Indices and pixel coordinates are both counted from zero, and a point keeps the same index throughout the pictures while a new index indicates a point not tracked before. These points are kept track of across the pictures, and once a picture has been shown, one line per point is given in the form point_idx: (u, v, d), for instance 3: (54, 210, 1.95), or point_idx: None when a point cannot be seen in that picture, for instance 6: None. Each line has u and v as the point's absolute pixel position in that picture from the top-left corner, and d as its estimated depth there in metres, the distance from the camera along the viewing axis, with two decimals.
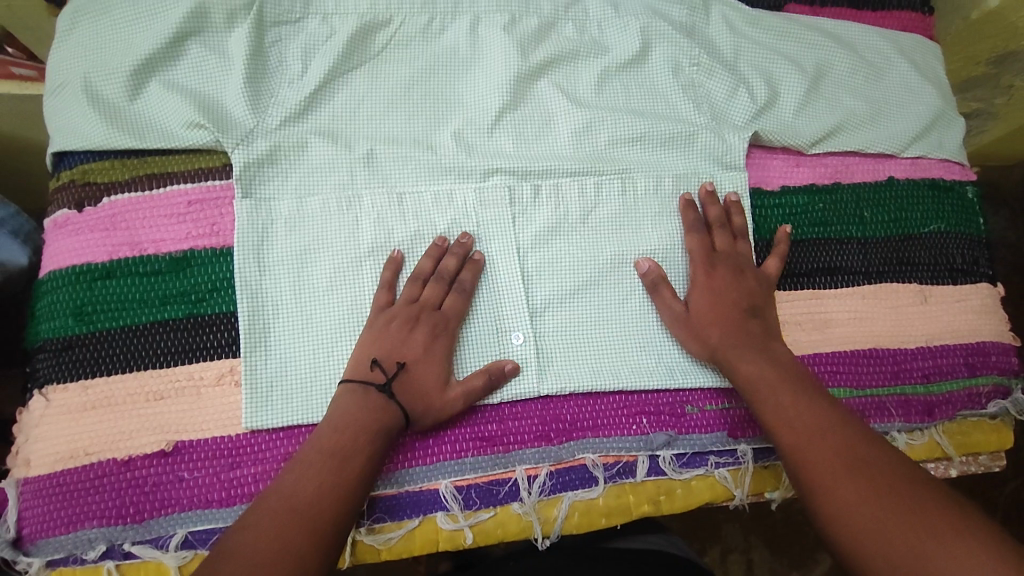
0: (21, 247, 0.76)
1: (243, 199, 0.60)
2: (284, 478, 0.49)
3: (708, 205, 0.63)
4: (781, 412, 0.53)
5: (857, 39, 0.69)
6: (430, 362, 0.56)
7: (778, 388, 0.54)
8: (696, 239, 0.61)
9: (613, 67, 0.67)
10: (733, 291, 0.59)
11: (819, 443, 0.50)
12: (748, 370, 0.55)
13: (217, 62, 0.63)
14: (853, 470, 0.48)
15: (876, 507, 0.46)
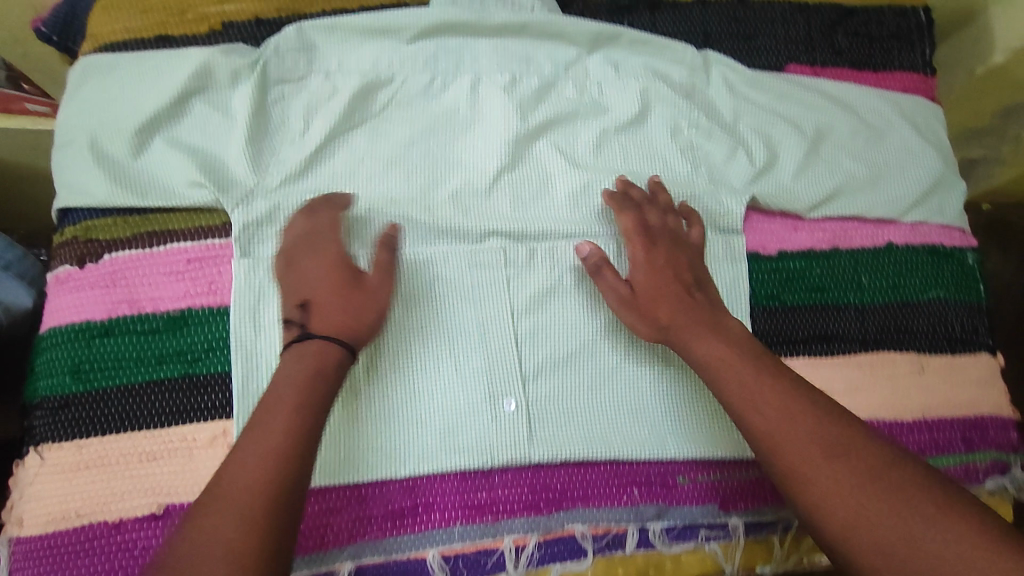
0: (26, 289, 0.76)
1: (241, 258, 0.60)
2: (234, 457, 0.47)
3: (629, 190, 0.63)
4: (751, 398, 0.51)
5: (858, 101, 0.70)
6: (326, 278, 0.56)
7: (740, 363, 0.52)
8: (629, 217, 0.61)
9: (612, 128, 0.67)
10: (674, 264, 0.59)
11: (796, 429, 0.49)
12: (710, 351, 0.54)
13: (221, 119, 0.64)
14: (835, 455, 0.47)
15: (864, 494, 0.45)
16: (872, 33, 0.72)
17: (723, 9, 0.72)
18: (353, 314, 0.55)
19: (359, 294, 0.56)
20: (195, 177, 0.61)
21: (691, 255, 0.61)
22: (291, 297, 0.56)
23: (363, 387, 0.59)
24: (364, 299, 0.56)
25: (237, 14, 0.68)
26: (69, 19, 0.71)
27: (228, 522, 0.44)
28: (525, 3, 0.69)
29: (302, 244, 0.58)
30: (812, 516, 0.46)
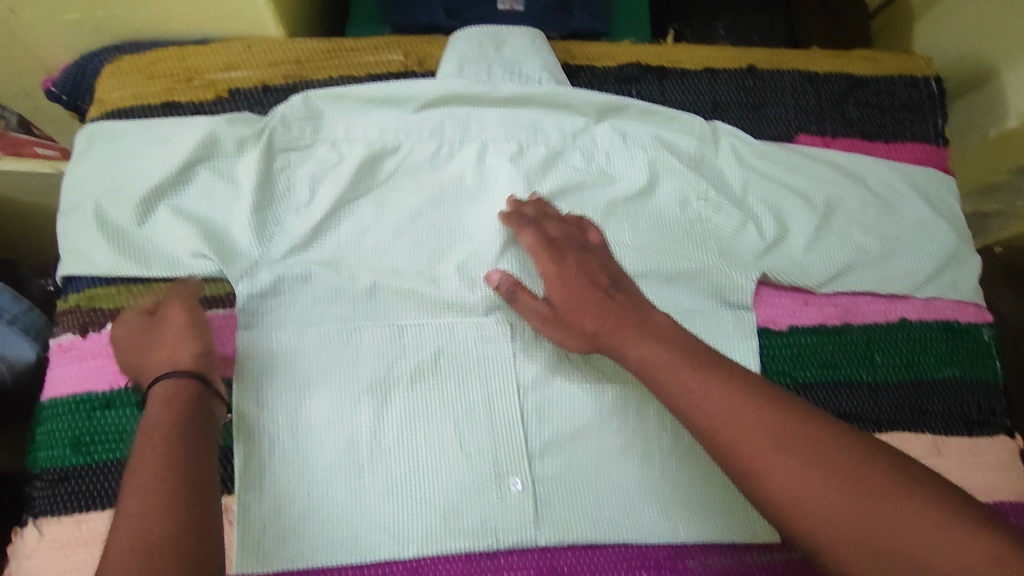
0: (31, 342, 0.76)
1: (245, 331, 0.60)
2: (150, 445, 0.46)
3: (523, 205, 0.64)
4: (685, 393, 0.49)
5: (869, 172, 0.69)
6: (139, 350, 0.54)
7: (671, 362, 0.51)
8: (529, 235, 0.62)
9: (620, 200, 0.67)
10: (580, 271, 0.59)
11: (735, 423, 0.46)
12: (638, 351, 0.53)
13: (226, 188, 0.63)
14: (787, 437, 0.45)
15: (824, 475, 0.43)
16: (883, 104, 0.72)
17: (731, 79, 0.72)
18: (195, 333, 0.55)
19: (192, 319, 0.55)
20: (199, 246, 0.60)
21: (600, 257, 0.60)
22: (140, 366, 0.54)
23: (368, 464, 0.58)
24: (177, 330, 0.55)
25: (245, 81, 0.66)
26: (78, 79, 0.70)
27: (153, 509, 0.42)
28: (531, 74, 0.68)
29: (118, 336, 0.57)
30: (775, 509, 0.44)
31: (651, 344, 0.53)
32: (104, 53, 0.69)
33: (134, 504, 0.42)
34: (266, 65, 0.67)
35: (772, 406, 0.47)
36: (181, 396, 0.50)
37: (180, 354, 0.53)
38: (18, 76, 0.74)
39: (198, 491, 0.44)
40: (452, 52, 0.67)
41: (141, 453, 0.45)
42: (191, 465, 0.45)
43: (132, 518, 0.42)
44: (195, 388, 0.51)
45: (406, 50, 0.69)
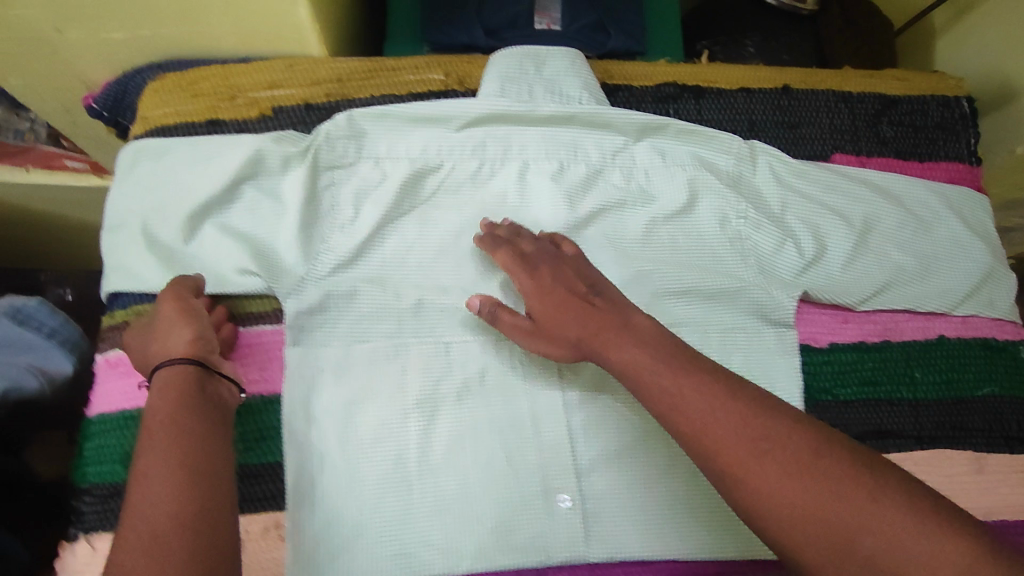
0: (67, 354, 0.76)
1: (292, 347, 0.60)
2: (155, 459, 0.45)
3: (496, 226, 0.64)
4: (665, 397, 0.48)
5: (905, 191, 0.71)
6: (143, 345, 0.55)
7: (651, 364, 0.50)
8: (503, 252, 0.61)
9: (660, 218, 0.69)
10: (557, 283, 0.58)
11: (715, 423, 0.46)
12: (621, 354, 0.52)
13: (271, 207, 0.63)
14: (769, 439, 0.45)
15: (806, 479, 0.43)
16: (916, 123, 0.74)
17: (768, 99, 0.73)
18: (188, 323, 0.55)
19: (184, 310, 0.56)
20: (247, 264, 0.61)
21: (577, 264, 0.60)
22: (145, 360, 0.55)
23: (417, 481, 0.59)
24: (170, 319, 0.55)
25: (287, 100, 0.66)
26: (120, 96, 0.71)
27: (166, 505, 0.43)
28: (572, 94, 0.68)
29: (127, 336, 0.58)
30: (757, 515, 0.43)
31: (631, 346, 0.52)
32: (146, 71, 0.69)
33: (146, 499, 0.43)
34: (306, 84, 0.67)
35: (752, 408, 0.46)
36: (179, 389, 0.50)
37: (175, 342, 0.53)
38: (58, 92, 0.74)
39: (206, 484, 0.45)
40: (493, 71, 0.67)
41: (146, 449, 0.46)
42: (197, 459, 0.46)
43: (144, 513, 0.42)
44: (191, 378, 0.51)
45: (446, 69, 0.70)
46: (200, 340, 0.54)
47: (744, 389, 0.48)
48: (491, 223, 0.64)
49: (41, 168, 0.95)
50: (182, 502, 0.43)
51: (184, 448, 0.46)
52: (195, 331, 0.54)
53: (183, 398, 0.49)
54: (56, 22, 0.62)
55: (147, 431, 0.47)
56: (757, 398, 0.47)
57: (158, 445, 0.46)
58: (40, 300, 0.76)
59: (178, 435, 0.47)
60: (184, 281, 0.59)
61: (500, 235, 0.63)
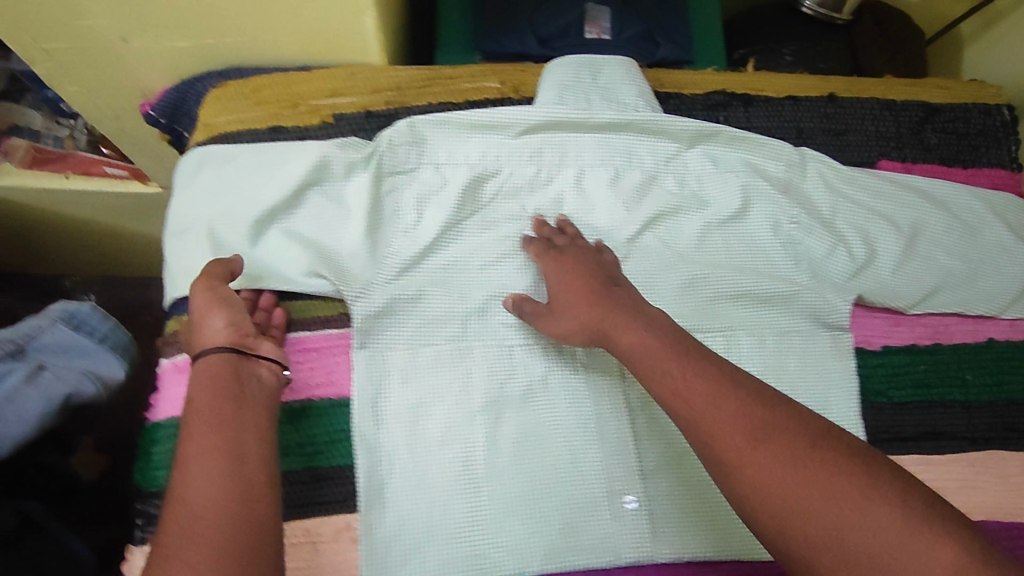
0: (120, 361, 0.74)
1: (360, 349, 0.62)
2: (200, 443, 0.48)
3: (541, 226, 0.66)
4: (671, 385, 0.51)
5: (950, 198, 0.73)
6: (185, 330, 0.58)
7: (660, 348, 0.53)
8: (535, 246, 0.65)
9: (714, 222, 0.70)
10: (581, 275, 0.61)
11: (721, 412, 0.48)
12: (631, 339, 0.54)
13: (337, 211, 0.64)
14: (764, 432, 0.46)
15: (797, 473, 0.44)
16: (959, 130, 0.76)
17: (814, 106, 0.75)
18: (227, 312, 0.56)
19: (221, 296, 0.57)
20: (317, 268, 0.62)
21: (598, 259, 0.63)
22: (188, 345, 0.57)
23: (486, 482, 0.60)
24: (198, 303, 0.57)
25: (347, 107, 0.67)
26: (179, 103, 0.71)
27: (217, 474, 0.46)
28: (628, 101, 0.70)
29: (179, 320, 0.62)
30: (744, 503, 0.45)
31: (642, 331, 0.55)
32: (206, 78, 0.70)
33: (197, 467, 0.46)
34: (368, 91, 0.68)
35: (756, 399, 0.48)
36: (224, 371, 0.53)
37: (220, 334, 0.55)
38: (114, 100, 0.74)
39: (248, 461, 0.48)
40: (550, 80, 0.69)
41: (196, 424, 0.49)
42: (241, 438, 0.50)
43: (196, 480, 0.46)
44: (234, 363, 0.54)
45: (502, 77, 0.71)
46: (238, 328, 0.56)
47: (749, 383, 0.50)
48: (543, 220, 0.67)
49: (80, 174, 0.96)
50: (228, 476, 0.47)
51: (227, 427, 0.50)
52: (235, 321, 0.56)
53: (228, 381, 0.53)
54: (124, 31, 0.63)
55: (196, 408, 0.51)
56: (761, 392, 0.49)
57: (205, 423, 0.49)
58: (93, 305, 0.76)
59: (223, 415, 0.50)
60: (220, 261, 0.59)
61: (544, 232, 0.66)
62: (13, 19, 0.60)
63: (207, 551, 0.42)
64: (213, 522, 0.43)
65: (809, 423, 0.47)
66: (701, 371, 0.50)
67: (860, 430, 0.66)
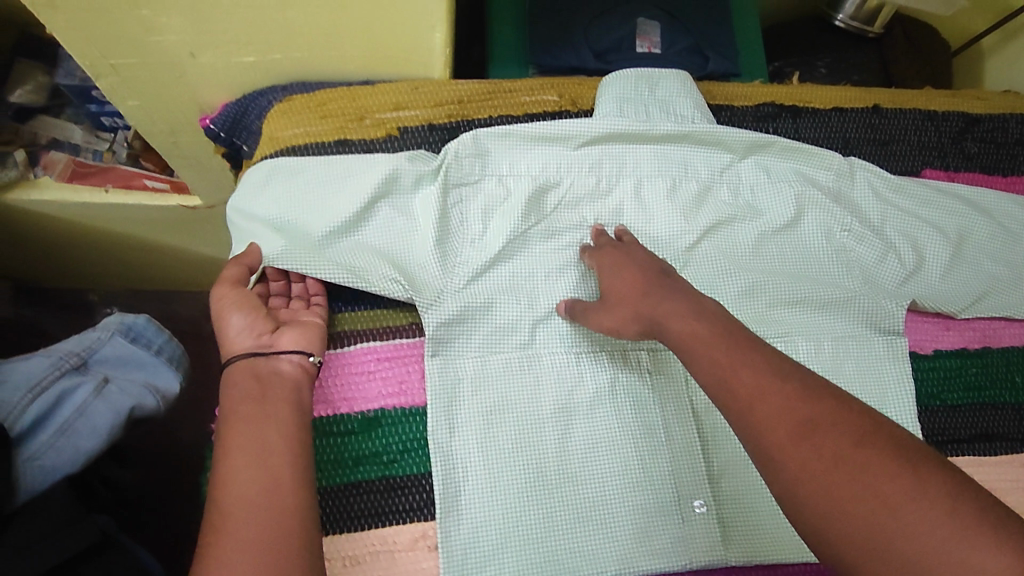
0: (175, 374, 0.75)
1: (432, 357, 0.62)
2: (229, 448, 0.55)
3: (600, 236, 0.67)
4: (718, 375, 0.50)
5: (992, 205, 0.76)
6: None
7: (711, 338, 0.52)
8: (589, 255, 0.66)
9: (769, 231, 0.71)
10: (630, 275, 0.60)
11: (775, 404, 0.46)
12: (680, 327, 0.54)
13: (406, 223, 0.65)
14: (807, 423, 0.45)
15: (836, 467, 0.43)
16: (998, 140, 0.80)
17: (860, 117, 0.77)
18: (241, 319, 0.61)
19: (233, 304, 0.61)
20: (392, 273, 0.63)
21: (643, 255, 0.62)
22: None
23: (559, 487, 0.60)
24: (220, 310, 0.62)
25: (413, 120, 0.69)
26: (238, 117, 0.72)
27: (249, 483, 0.53)
28: (685, 114, 0.72)
29: None
30: (780, 492, 0.45)
31: (693, 318, 0.54)
32: (270, 93, 0.70)
33: (233, 477, 0.53)
34: (431, 105, 0.70)
35: (804, 389, 0.47)
36: (248, 380, 0.59)
37: (241, 339, 0.61)
38: (172, 114, 0.74)
39: (275, 464, 0.54)
40: (609, 93, 0.71)
41: (227, 436, 0.56)
42: (267, 441, 0.55)
43: (232, 490, 0.53)
44: (255, 368, 0.60)
45: (559, 91, 0.73)
46: (252, 333, 0.61)
47: (807, 377, 0.48)
48: (602, 229, 0.67)
49: (120, 188, 0.92)
50: (259, 481, 0.53)
51: (253, 434, 0.55)
52: (252, 326, 0.62)
53: (251, 390, 0.59)
54: (194, 46, 0.63)
55: (227, 419, 0.57)
56: (814, 383, 0.48)
57: (236, 432, 0.56)
58: (148, 318, 0.76)
59: (249, 423, 0.56)
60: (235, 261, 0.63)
61: (598, 244, 0.66)
62: (85, 35, 0.60)
63: (248, 555, 0.49)
64: (249, 527, 0.50)
65: (859, 419, 0.45)
66: (753, 361, 0.49)
67: (917, 432, 0.66)
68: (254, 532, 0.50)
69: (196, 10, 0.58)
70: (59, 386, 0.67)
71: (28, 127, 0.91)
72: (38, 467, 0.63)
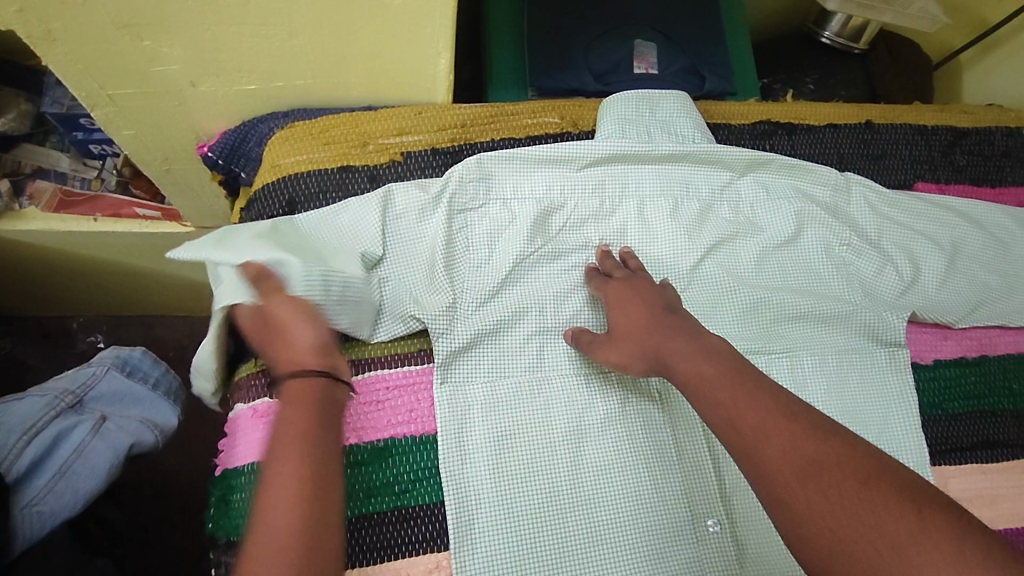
0: (173, 406, 0.73)
1: (442, 384, 0.62)
2: (290, 451, 0.50)
3: (605, 262, 0.66)
4: (723, 413, 0.49)
5: (983, 216, 0.78)
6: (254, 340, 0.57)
7: (718, 381, 0.51)
8: (593, 284, 0.65)
9: (770, 246, 0.72)
10: (642, 308, 0.59)
11: (783, 450, 0.46)
12: (684, 367, 0.53)
13: (410, 250, 0.65)
14: (813, 462, 0.45)
15: (839, 506, 0.44)
16: (985, 152, 0.83)
17: (852, 133, 0.80)
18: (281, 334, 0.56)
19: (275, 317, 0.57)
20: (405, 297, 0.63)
21: (643, 281, 0.62)
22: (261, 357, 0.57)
23: (572, 511, 0.59)
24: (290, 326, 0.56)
25: (417, 144, 0.70)
26: (237, 145, 0.71)
27: (291, 518, 0.47)
28: (685, 134, 0.73)
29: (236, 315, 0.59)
30: (787, 529, 0.45)
31: (698, 356, 0.53)
32: (271, 120, 0.70)
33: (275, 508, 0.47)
34: (435, 130, 0.71)
35: (810, 430, 0.47)
36: (300, 400, 0.53)
37: (304, 356, 0.55)
38: (167, 142, 0.73)
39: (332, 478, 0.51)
40: (611, 113, 0.73)
41: (274, 460, 0.50)
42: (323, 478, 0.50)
43: (290, 495, 0.48)
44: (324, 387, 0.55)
45: (561, 113, 0.74)
46: (296, 349, 0.56)
47: (810, 415, 0.48)
48: (607, 251, 0.67)
49: (108, 217, 0.89)
50: (321, 494, 0.49)
51: (316, 442, 0.51)
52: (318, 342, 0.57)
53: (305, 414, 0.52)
54: (194, 75, 0.62)
55: (274, 439, 0.51)
56: (817, 422, 0.48)
57: (294, 436, 0.51)
58: (144, 350, 0.75)
59: (310, 431, 0.52)
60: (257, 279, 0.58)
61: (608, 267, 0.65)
62: (82, 65, 0.59)
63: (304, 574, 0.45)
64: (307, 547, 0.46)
65: (859, 456, 0.46)
66: (757, 401, 0.49)
67: (924, 442, 0.67)
68: (305, 564, 0.45)
69: (197, 38, 0.58)
70: (55, 426, 0.65)
71: (12, 156, 0.88)
72: (36, 513, 0.62)
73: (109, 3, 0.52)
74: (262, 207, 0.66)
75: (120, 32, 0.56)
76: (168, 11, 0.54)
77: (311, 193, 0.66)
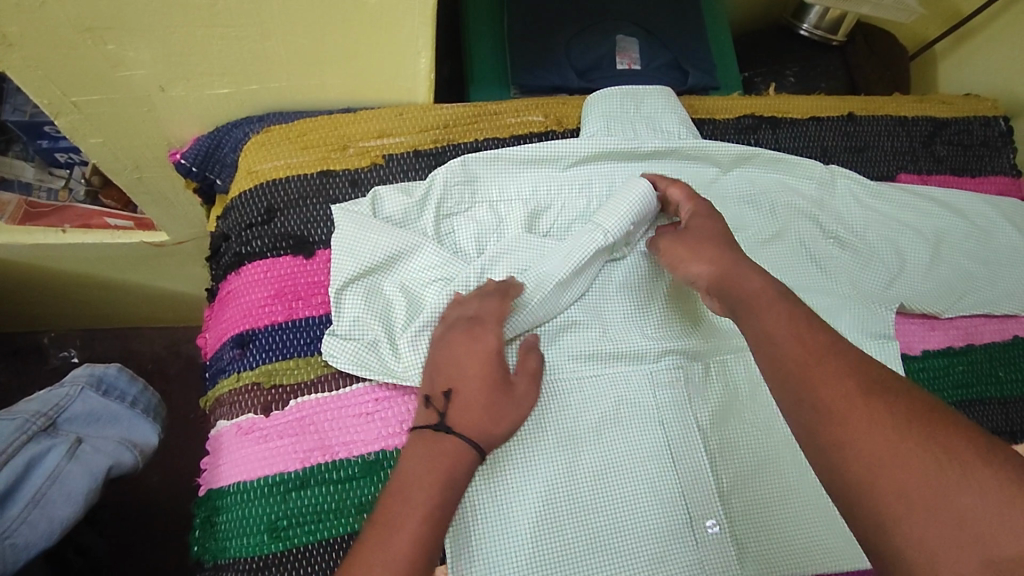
0: (152, 424, 0.71)
1: None
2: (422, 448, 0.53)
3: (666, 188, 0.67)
4: (767, 343, 0.49)
5: (965, 205, 0.78)
6: (456, 366, 0.57)
7: (771, 300, 0.51)
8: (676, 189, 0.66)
9: (759, 240, 0.71)
10: (708, 244, 0.58)
11: (838, 369, 0.45)
12: (741, 282, 0.54)
13: (400, 258, 0.63)
14: (855, 389, 0.43)
15: (892, 463, 0.39)
16: (965, 142, 0.83)
17: (835, 125, 0.80)
18: (467, 365, 0.57)
19: (468, 351, 0.57)
20: (488, 287, 0.61)
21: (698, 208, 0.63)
22: (451, 378, 0.56)
23: (569, 516, 0.58)
24: (480, 377, 0.57)
25: (399, 147, 0.68)
26: (211, 151, 0.69)
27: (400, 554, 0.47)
28: (671, 130, 0.72)
29: (447, 331, 0.59)
30: (813, 452, 0.43)
31: (760, 277, 0.54)
32: (245, 124, 0.68)
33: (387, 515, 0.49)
34: (416, 131, 0.69)
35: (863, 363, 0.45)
36: (447, 442, 0.53)
37: (480, 415, 0.55)
38: (138, 151, 0.70)
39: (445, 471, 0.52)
40: (595, 111, 0.72)
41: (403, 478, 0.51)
42: (440, 524, 0.50)
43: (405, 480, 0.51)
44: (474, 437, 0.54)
45: (546, 111, 0.73)
46: (472, 395, 0.56)
47: (840, 350, 0.46)
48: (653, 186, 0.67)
49: (78, 228, 0.86)
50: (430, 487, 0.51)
51: (449, 443, 0.53)
52: (496, 407, 0.56)
53: (446, 458, 0.53)
54: (163, 80, 0.60)
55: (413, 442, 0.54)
56: (847, 353, 0.46)
57: (428, 440, 0.53)
58: (120, 365, 0.72)
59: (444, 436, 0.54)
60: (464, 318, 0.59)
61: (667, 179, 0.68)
62: (44, 72, 0.56)
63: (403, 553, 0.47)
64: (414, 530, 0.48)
65: (928, 408, 0.42)
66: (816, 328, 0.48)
67: None
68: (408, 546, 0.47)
69: (164, 42, 0.55)
70: (27, 452, 0.62)
71: None
72: (10, 546, 0.59)
73: (69, 5, 0.50)
74: (239, 215, 0.64)
75: (83, 36, 0.53)
76: (131, 14, 0.52)
77: (292, 200, 0.65)
